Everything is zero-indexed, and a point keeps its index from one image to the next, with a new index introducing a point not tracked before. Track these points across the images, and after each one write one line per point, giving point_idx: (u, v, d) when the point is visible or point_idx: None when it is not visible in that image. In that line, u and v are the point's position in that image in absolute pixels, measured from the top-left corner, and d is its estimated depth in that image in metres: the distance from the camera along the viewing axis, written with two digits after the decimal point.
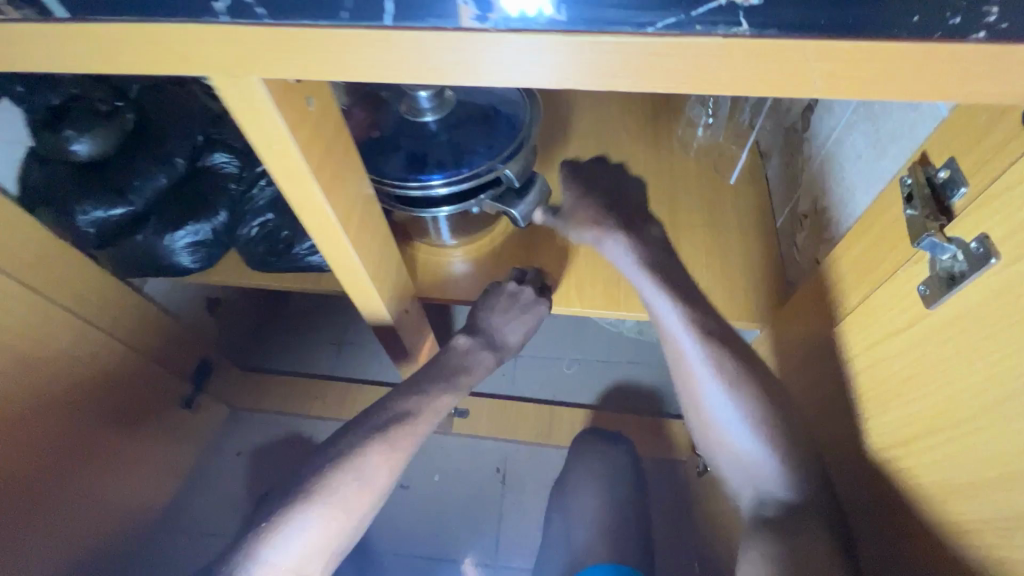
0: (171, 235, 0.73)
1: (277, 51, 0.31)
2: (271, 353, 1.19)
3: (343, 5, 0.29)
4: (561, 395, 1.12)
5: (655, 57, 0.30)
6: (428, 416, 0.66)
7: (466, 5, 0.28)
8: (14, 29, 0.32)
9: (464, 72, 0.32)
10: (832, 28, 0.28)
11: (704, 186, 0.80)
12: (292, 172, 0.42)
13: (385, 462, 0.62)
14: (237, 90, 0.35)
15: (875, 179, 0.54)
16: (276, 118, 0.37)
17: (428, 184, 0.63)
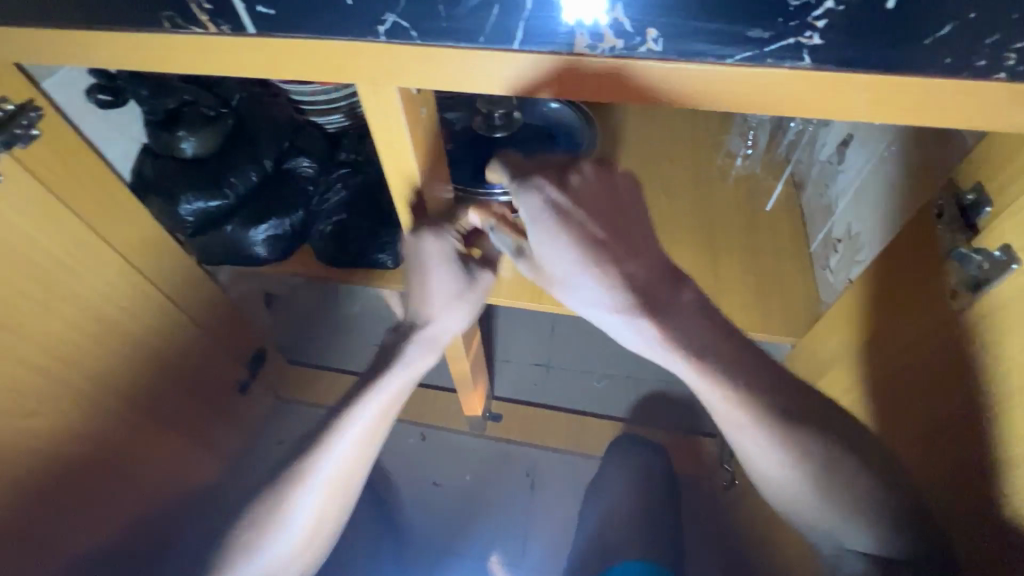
0: (254, 228, 0.81)
1: (420, 65, 0.39)
2: (316, 350, 1.26)
3: (482, 31, 0.36)
4: (590, 407, 1.16)
5: (731, 81, 0.37)
6: (396, 377, 0.62)
7: (582, 36, 0.36)
8: (214, 40, 0.41)
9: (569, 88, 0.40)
10: (879, 65, 0.34)
11: (741, 211, 0.86)
12: (402, 166, 0.50)
13: (361, 432, 0.62)
14: (377, 95, 0.43)
15: (906, 206, 0.59)
16: (402, 118, 0.45)
17: (491, 193, 0.71)
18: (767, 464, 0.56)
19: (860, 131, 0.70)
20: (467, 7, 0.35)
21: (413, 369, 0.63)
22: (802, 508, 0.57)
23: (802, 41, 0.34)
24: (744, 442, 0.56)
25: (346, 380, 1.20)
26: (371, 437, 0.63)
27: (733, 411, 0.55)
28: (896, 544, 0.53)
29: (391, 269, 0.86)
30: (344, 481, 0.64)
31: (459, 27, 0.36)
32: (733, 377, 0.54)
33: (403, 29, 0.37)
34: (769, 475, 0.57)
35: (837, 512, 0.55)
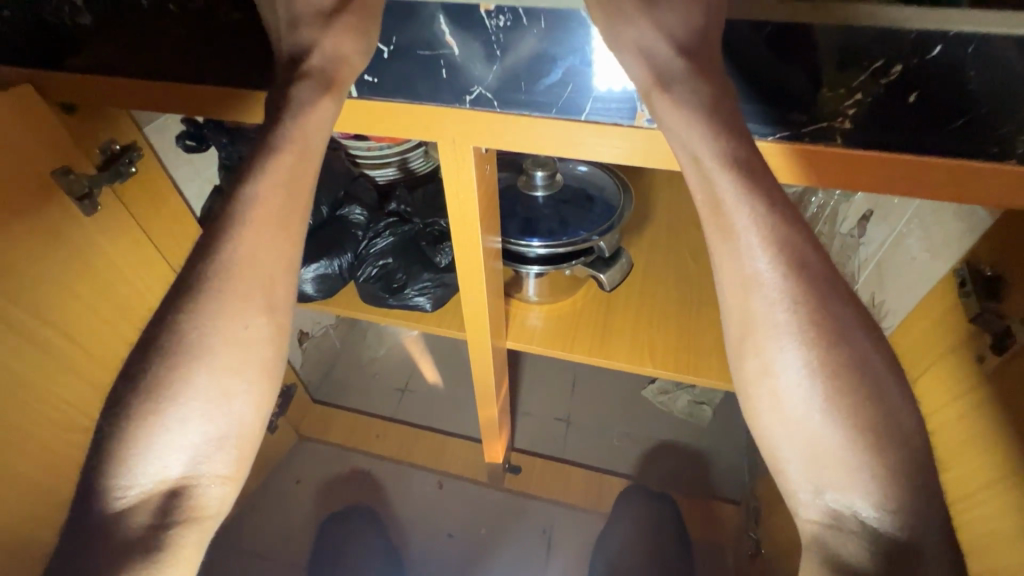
0: (305, 267, 0.88)
1: (497, 129, 0.46)
2: (339, 389, 1.28)
3: (554, 104, 0.43)
4: (609, 464, 1.15)
5: (769, 155, 0.42)
6: (261, 230, 0.40)
7: (643, 111, 0.42)
8: None
9: (622, 155, 0.46)
10: (901, 147, 0.39)
11: None
12: (466, 215, 0.56)
13: (223, 316, 0.38)
14: (453, 153, 0.50)
15: (927, 279, 0.62)
16: (472, 173, 0.52)
17: (531, 245, 0.76)
18: (784, 373, 0.36)
19: (880, 208, 0.75)
20: (544, 85, 0.43)
21: (277, 212, 0.40)
22: (793, 434, 0.36)
23: (835, 125, 0.40)
24: (766, 348, 0.37)
25: (366, 421, 1.21)
26: (256, 318, 0.39)
27: (769, 304, 0.37)
28: (886, 514, 0.34)
29: (429, 312, 0.91)
30: (214, 407, 0.37)
31: (536, 101, 0.44)
32: (826, 305, 0.36)
33: (487, 98, 0.44)
34: (779, 398, 0.37)
35: (858, 463, 0.34)
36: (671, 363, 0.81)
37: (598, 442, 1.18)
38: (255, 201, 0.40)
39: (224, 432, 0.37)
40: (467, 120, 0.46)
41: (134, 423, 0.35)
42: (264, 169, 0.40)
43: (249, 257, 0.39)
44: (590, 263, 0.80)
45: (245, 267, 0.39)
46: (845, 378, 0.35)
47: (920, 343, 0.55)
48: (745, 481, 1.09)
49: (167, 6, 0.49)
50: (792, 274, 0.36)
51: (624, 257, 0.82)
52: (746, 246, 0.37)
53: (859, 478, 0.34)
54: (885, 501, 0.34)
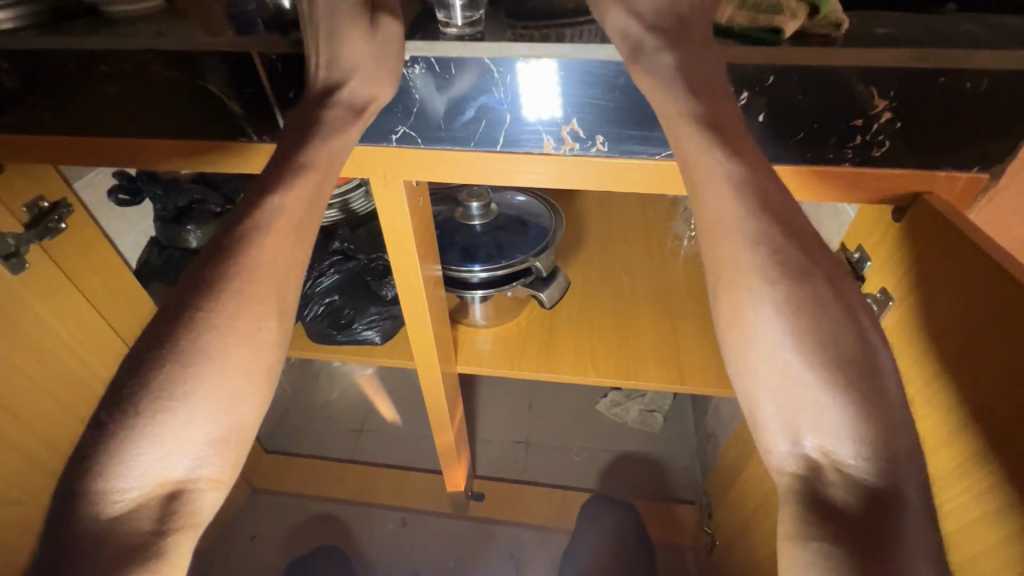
0: None
1: (422, 162, 0.51)
2: (293, 437, 1.25)
3: (471, 138, 0.49)
4: (570, 480, 1.18)
5: (660, 172, 0.49)
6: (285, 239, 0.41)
7: (549, 141, 0.48)
8: (263, 148, 0.53)
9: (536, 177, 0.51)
10: (764, 158, 0.47)
11: (692, 284, 0.97)
12: (403, 245, 0.59)
13: (240, 317, 0.38)
14: (384, 187, 0.54)
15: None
16: (404, 206, 0.55)
17: (472, 270, 0.80)
18: (759, 311, 0.34)
19: None
20: (461, 121, 0.48)
21: (298, 227, 0.42)
22: (768, 381, 0.34)
23: None
24: (735, 287, 0.36)
25: (324, 465, 1.19)
26: (269, 323, 0.40)
27: (739, 247, 0.36)
28: (866, 459, 0.31)
29: (379, 344, 0.92)
30: (219, 407, 0.36)
31: (454, 136, 0.49)
32: (788, 251, 0.35)
33: (411, 136, 0.49)
34: (752, 339, 0.35)
35: (828, 403, 0.32)
36: (614, 369, 0.86)
37: (558, 460, 1.21)
38: (281, 211, 0.41)
39: (227, 430, 0.36)
40: (394, 157, 0.51)
41: (133, 419, 0.34)
42: (302, 195, 0.42)
43: (269, 258, 0.40)
44: (529, 284, 0.85)
45: (263, 274, 0.40)
46: (807, 316, 0.33)
47: None
48: (698, 481, 1.14)
49: (97, 67, 0.51)
50: (761, 219, 0.36)
51: (561, 275, 0.88)
52: (707, 193, 0.37)
53: (837, 416, 0.31)
54: (867, 447, 0.31)
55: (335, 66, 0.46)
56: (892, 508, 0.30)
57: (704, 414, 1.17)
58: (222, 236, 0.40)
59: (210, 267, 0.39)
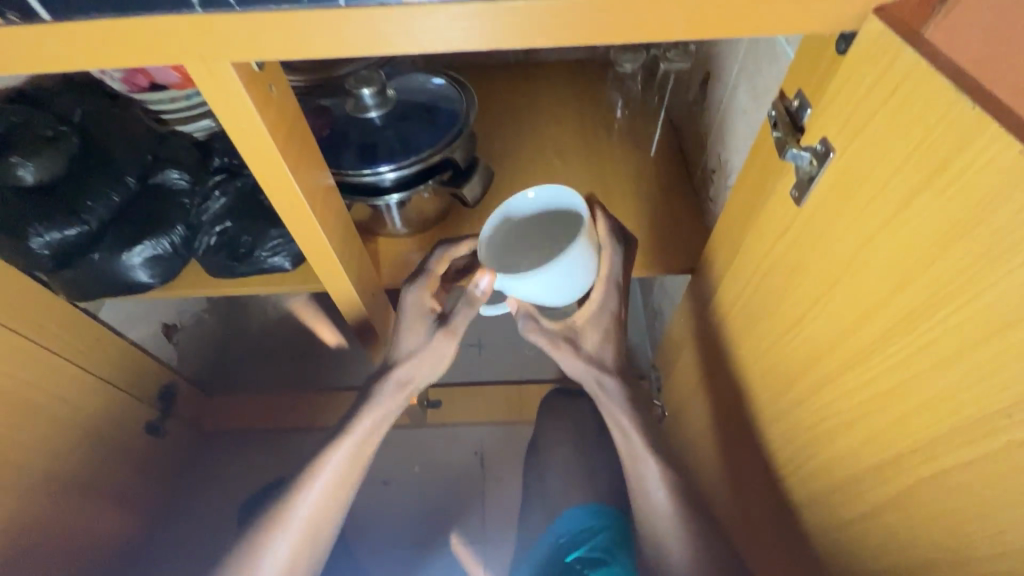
0: (128, 252, 0.75)
1: (246, 32, 0.38)
2: (236, 376, 1.18)
3: None
4: (527, 374, 1.18)
5: (553, 15, 0.39)
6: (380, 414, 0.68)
7: None
8: (18, 36, 0.37)
9: (405, 39, 0.40)
10: None
11: (626, 160, 0.89)
12: (263, 152, 0.47)
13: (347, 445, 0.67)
14: (209, 74, 0.41)
15: (755, 126, 0.64)
16: (244, 99, 0.43)
17: (377, 171, 0.69)
18: (644, 467, 0.67)
19: (714, 67, 0.75)
20: None
21: (384, 409, 0.68)
22: (660, 503, 0.65)
23: None
24: (633, 450, 0.67)
25: (272, 398, 1.14)
26: (358, 462, 0.68)
27: (635, 445, 0.67)
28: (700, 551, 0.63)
29: (292, 272, 0.81)
30: (319, 517, 0.66)
31: None
32: (641, 425, 0.68)
33: None
34: (647, 477, 0.66)
35: (677, 519, 0.64)
36: None
37: (512, 357, 1.21)
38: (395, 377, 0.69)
39: (321, 531, 0.66)
40: (206, 27, 0.37)
41: (275, 520, 0.65)
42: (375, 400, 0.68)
43: (368, 425, 0.68)
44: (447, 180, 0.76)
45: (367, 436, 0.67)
46: (668, 464, 0.67)
47: (749, 192, 0.56)
48: (650, 358, 1.16)
49: None
50: (629, 417, 0.69)
51: (481, 165, 0.78)
52: (604, 399, 0.70)
53: (682, 522, 0.64)
54: (698, 540, 0.63)
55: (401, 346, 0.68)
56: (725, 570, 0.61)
57: (651, 292, 1.16)
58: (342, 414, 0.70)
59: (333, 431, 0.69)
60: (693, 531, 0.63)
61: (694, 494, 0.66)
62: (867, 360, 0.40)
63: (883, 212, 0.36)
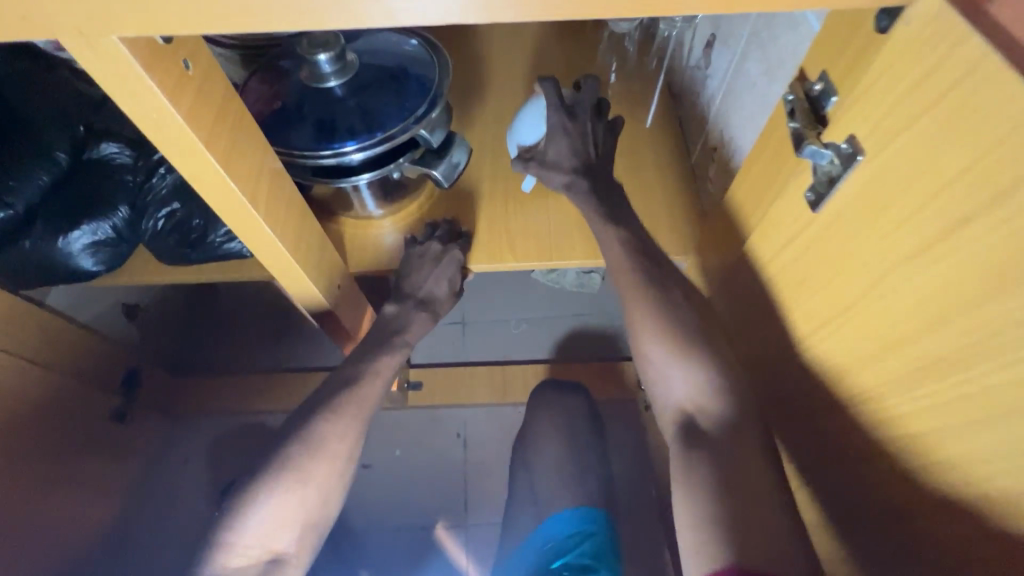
0: (66, 237, 0.68)
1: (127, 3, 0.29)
2: (206, 355, 1.12)
3: None
4: (511, 354, 1.14)
5: None
6: (382, 384, 0.62)
7: None
8: None
9: (344, 16, 0.30)
10: None
11: (621, 133, 0.81)
12: (185, 145, 0.38)
13: (347, 417, 0.58)
14: (97, 57, 0.32)
15: (767, 105, 0.56)
16: (149, 84, 0.34)
17: (337, 151, 0.61)
18: (655, 320, 0.58)
19: (721, 30, 0.66)
20: None
21: (385, 372, 0.63)
22: (669, 362, 0.57)
23: None
24: (628, 289, 0.60)
25: (244, 379, 1.08)
26: (362, 427, 0.60)
27: (627, 277, 0.60)
28: (717, 409, 0.54)
29: (252, 258, 0.74)
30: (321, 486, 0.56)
31: None
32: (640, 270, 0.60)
33: None
34: (657, 322, 0.58)
35: (693, 376, 0.55)
36: (534, 249, 0.73)
37: (496, 336, 1.16)
38: (397, 344, 0.65)
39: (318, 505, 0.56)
40: None
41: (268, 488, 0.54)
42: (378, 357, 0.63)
43: (370, 384, 0.61)
44: (419, 159, 0.68)
45: (369, 407, 0.60)
46: (679, 320, 0.58)
47: (767, 186, 0.49)
48: None
49: None
50: (614, 236, 0.62)
51: (458, 141, 0.70)
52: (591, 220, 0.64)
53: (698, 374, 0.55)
54: (715, 402, 0.54)
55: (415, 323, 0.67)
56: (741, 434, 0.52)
57: None
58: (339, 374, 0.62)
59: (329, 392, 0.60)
60: (716, 409, 0.54)
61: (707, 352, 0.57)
62: (963, 365, 0.33)
63: (929, 236, 0.32)
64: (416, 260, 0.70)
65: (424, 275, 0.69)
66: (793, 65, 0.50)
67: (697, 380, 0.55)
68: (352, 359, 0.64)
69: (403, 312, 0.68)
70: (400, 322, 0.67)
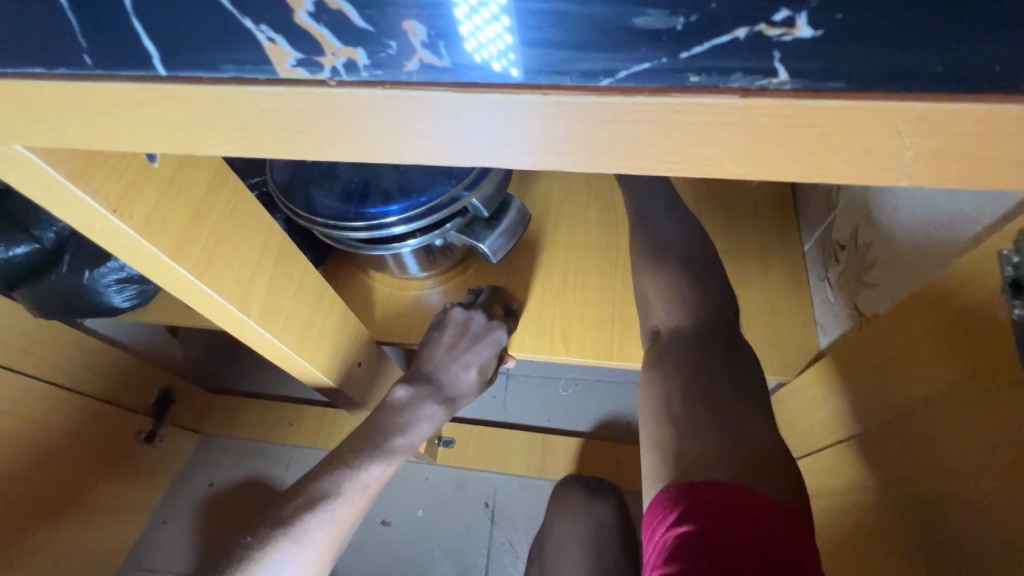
0: (92, 273, 0.63)
1: (19, 108, 0.21)
2: (244, 374, 1.09)
3: (82, 46, 0.18)
4: (556, 419, 1.02)
5: (621, 124, 0.17)
6: (365, 497, 0.48)
7: (284, 46, 0.17)
8: None
9: (319, 144, 0.20)
10: (890, 77, 0.16)
11: (718, 203, 0.66)
12: (141, 256, 0.30)
13: (313, 545, 0.45)
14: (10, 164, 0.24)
15: (937, 237, 0.40)
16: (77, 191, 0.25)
17: (369, 222, 0.51)
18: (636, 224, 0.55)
19: None
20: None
21: (378, 481, 0.49)
22: (641, 262, 0.52)
23: (762, 29, 0.15)
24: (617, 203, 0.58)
25: (275, 408, 1.04)
26: (329, 550, 0.46)
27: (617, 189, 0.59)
28: (677, 316, 0.49)
29: None
30: None
31: (48, 45, 0.18)
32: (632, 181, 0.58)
33: None
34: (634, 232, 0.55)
35: (661, 279, 0.51)
36: (592, 342, 0.60)
37: (542, 395, 1.04)
38: (391, 443, 0.50)
39: None
40: None
41: None
42: (374, 458, 0.49)
43: (354, 495, 0.47)
44: (466, 227, 0.57)
45: (344, 530, 0.47)
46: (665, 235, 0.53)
47: (955, 346, 0.35)
48: None
49: None
50: None
51: (515, 209, 0.58)
52: None
53: (664, 278, 0.50)
54: (680, 307, 0.49)
55: (426, 421, 0.52)
56: (701, 340, 0.46)
57: None
58: (319, 471, 0.48)
59: (303, 499, 0.46)
60: (683, 324, 0.48)
61: (686, 256, 0.52)
62: None
63: None
64: (451, 335, 0.54)
65: (453, 358, 0.54)
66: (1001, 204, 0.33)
67: (672, 296, 0.49)
68: (340, 448, 0.49)
69: (415, 402, 0.52)
70: (406, 416, 0.51)
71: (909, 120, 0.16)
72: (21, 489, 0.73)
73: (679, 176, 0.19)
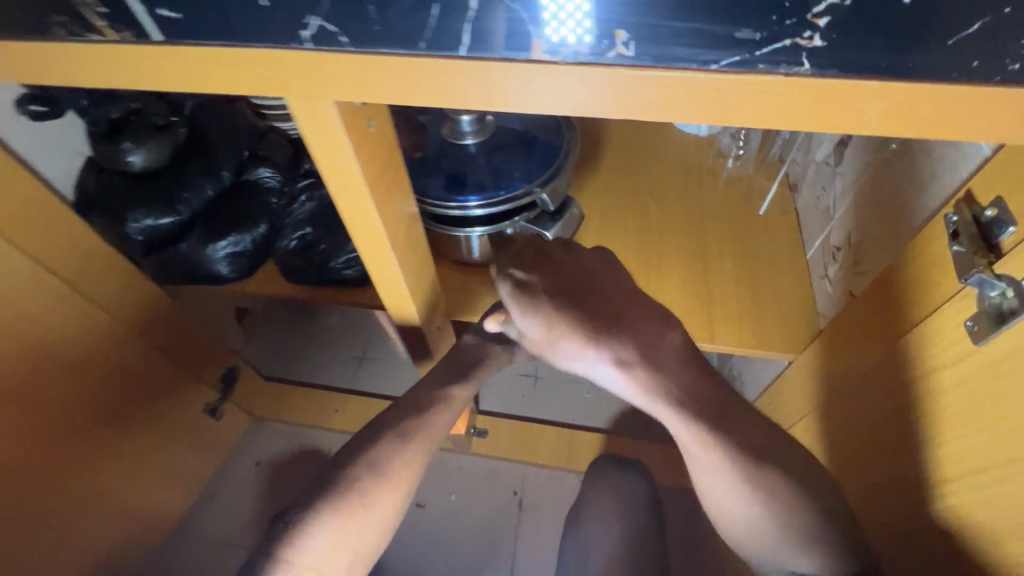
0: (212, 245, 0.76)
1: (350, 72, 0.34)
2: (293, 365, 1.19)
3: (422, 36, 0.31)
4: (580, 418, 1.11)
5: (716, 93, 0.32)
6: (408, 477, 0.57)
7: (540, 39, 0.31)
8: (117, 51, 0.35)
9: (525, 101, 0.34)
10: (872, 69, 0.30)
11: (734, 218, 0.81)
12: (351, 189, 0.44)
13: (367, 515, 0.54)
14: (309, 110, 0.38)
15: (908, 219, 0.53)
16: (340, 133, 0.39)
17: (464, 205, 0.65)
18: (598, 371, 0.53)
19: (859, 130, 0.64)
20: (403, 6, 0.30)
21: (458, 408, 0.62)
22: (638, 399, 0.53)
23: (801, 42, 0.29)
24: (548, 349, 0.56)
25: (323, 395, 1.14)
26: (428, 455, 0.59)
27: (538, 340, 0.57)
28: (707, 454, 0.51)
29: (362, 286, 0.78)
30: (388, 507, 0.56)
31: (397, 34, 0.32)
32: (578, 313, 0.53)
33: (329, 33, 0.32)
34: None
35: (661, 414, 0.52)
36: None
37: (568, 396, 1.14)
38: (425, 435, 0.58)
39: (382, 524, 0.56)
40: (310, 65, 0.34)
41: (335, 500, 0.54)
42: (457, 384, 0.61)
43: (442, 411, 0.60)
44: (534, 219, 0.70)
45: (436, 440, 0.59)
46: None
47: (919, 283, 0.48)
48: None
49: None
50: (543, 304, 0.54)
51: (573, 209, 0.72)
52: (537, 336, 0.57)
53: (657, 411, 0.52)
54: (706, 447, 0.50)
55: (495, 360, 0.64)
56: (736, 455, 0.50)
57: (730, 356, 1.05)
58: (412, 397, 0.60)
59: (403, 413, 0.59)
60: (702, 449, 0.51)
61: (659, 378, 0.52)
62: None
63: None
64: None
65: None
66: (949, 186, 0.47)
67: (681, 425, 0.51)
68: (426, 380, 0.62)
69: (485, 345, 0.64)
70: (480, 352, 0.63)
71: (870, 91, 0.31)
72: (122, 439, 0.82)
73: (742, 126, 0.34)
